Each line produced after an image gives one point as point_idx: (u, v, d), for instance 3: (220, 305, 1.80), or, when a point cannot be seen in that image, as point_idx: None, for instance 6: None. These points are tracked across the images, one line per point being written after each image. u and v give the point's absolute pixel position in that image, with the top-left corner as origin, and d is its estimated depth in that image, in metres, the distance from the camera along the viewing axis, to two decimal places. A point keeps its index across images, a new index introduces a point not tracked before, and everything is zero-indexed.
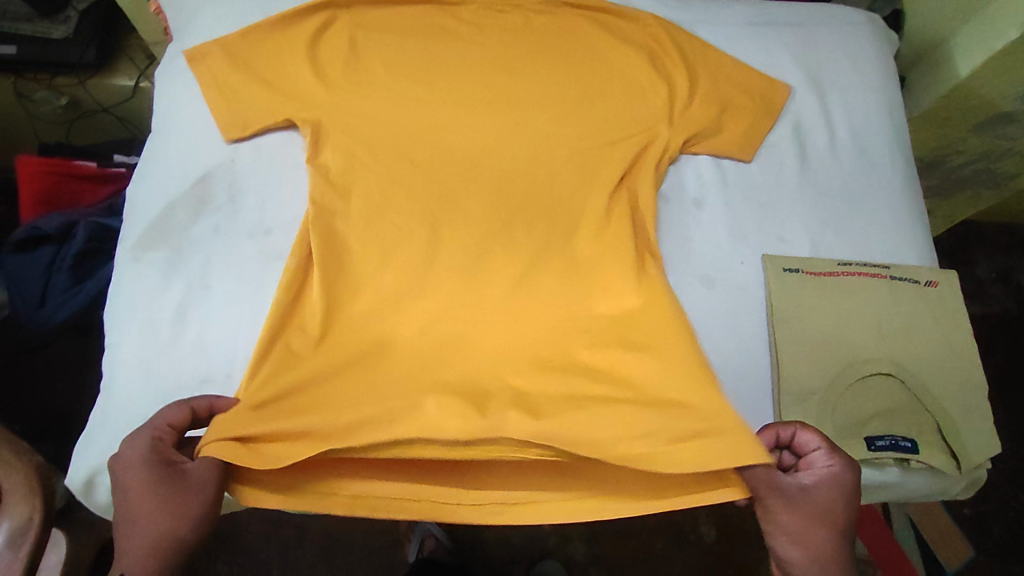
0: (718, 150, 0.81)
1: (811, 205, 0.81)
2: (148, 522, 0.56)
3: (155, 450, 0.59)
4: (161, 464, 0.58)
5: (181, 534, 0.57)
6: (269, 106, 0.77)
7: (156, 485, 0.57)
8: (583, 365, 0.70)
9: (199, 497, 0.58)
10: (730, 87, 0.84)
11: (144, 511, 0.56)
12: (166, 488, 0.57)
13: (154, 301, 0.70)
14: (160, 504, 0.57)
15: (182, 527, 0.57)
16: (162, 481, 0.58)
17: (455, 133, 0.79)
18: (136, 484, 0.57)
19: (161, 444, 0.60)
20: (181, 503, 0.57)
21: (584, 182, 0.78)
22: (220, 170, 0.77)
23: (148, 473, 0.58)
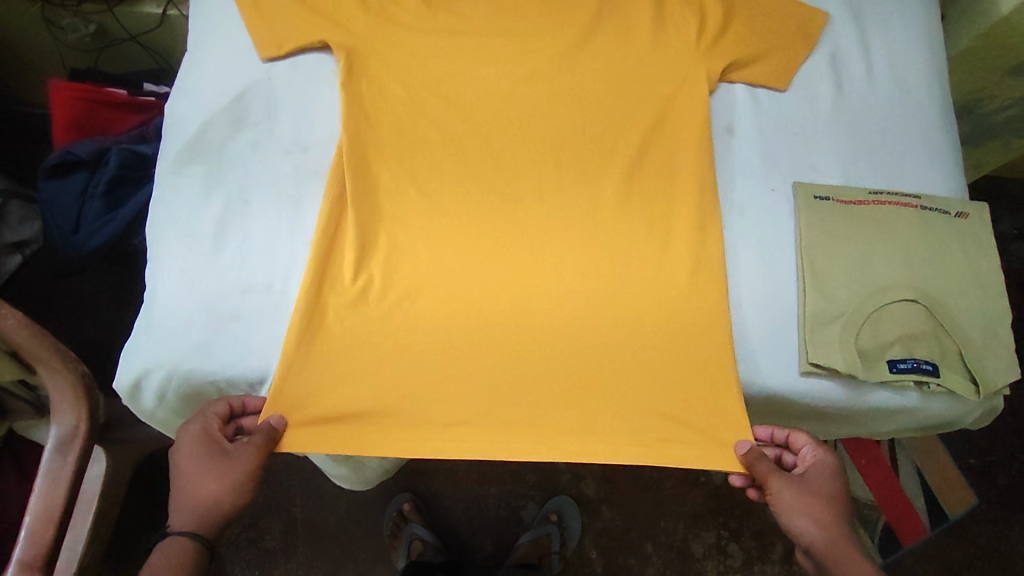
0: (752, 81, 0.81)
1: (844, 136, 0.80)
2: (202, 487, 0.64)
3: (206, 428, 0.65)
4: (209, 443, 0.65)
5: (223, 499, 0.64)
6: (305, 27, 0.77)
7: (207, 462, 0.64)
8: (610, 290, 0.72)
9: (242, 472, 0.64)
10: (764, 17, 0.83)
11: (200, 481, 0.64)
12: (215, 465, 0.64)
13: (195, 214, 0.72)
14: (211, 475, 0.64)
15: (224, 495, 0.64)
16: (212, 458, 0.65)
17: (491, 61, 0.80)
18: (189, 462, 0.65)
19: (211, 425, 0.66)
20: (228, 474, 0.64)
21: (618, 112, 0.79)
22: (256, 88, 0.77)
23: (199, 451, 0.65)
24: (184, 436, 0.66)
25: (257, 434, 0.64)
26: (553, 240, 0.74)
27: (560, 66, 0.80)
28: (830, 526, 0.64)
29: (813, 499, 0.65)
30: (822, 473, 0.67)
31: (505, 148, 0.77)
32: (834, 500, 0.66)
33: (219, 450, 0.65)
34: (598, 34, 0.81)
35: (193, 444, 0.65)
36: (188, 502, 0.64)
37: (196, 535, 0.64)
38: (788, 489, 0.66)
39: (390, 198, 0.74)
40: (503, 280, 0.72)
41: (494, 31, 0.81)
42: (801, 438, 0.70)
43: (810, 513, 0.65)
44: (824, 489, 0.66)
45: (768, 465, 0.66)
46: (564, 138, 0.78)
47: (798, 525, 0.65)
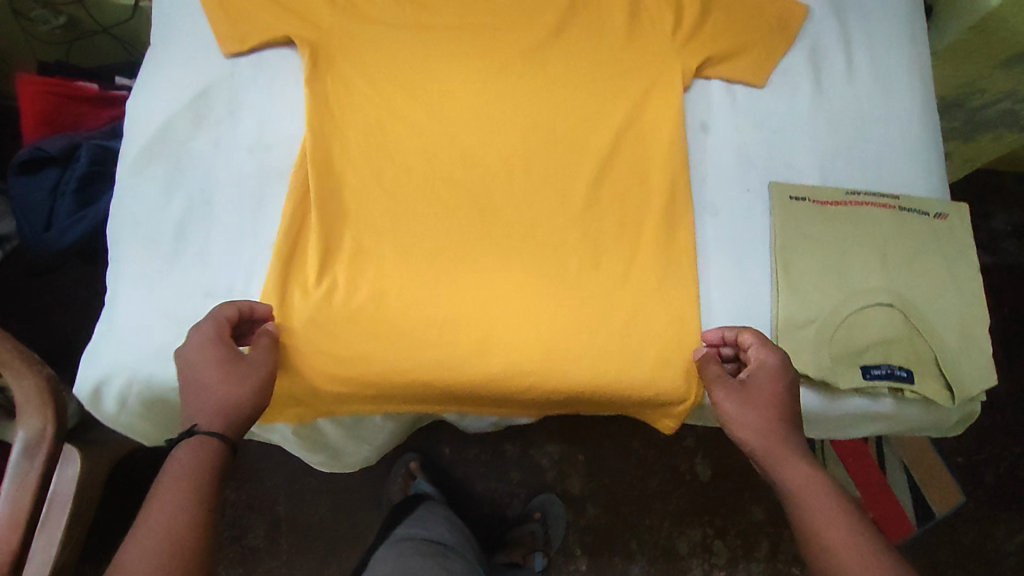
0: (730, 77, 0.79)
1: (822, 133, 0.78)
2: (221, 389, 0.59)
3: (216, 337, 0.61)
4: (223, 346, 0.61)
5: (246, 402, 0.60)
6: (270, 22, 0.75)
7: (222, 363, 0.60)
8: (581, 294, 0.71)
9: (263, 376, 0.62)
10: (744, 12, 0.81)
11: (218, 385, 0.59)
12: (232, 366, 0.60)
13: (155, 216, 0.70)
14: (229, 377, 0.60)
15: (246, 396, 0.60)
16: (229, 359, 0.60)
17: (459, 55, 0.77)
18: (202, 365, 0.60)
19: (218, 332, 0.61)
20: (249, 377, 0.61)
21: (591, 109, 0.76)
22: (218, 84, 0.75)
23: (212, 355, 0.60)
24: (193, 344, 0.61)
25: (266, 337, 0.64)
26: (522, 241, 0.72)
27: (531, 60, 0.78)
28: (769, 431, 0.63)
29: (755, 409, 0.64)
30: (763, 377, 0.65)
31: (474, 146, 0.75)
32: (774, 388, 0.64)
33: (233, 356, 0.61)
34: (570, 27, 0.79)
35: (207, 347, 0.60)
36: (203, 402, 0.59)
37: (220, 436, 0.58)
38: (729, 399, 0.65)
39: (355, 197, 0.72)
40: (472, 282, 0.71)
41: (463, 24, 0.78)
42: (747, 334, 0.67)
43: (746, 400, 0.64)
44: (764, 388, 0.64)
45: (712, 372, 0.67)
46: (536, 133, 0.76)
47: (734, 420, 0.64)
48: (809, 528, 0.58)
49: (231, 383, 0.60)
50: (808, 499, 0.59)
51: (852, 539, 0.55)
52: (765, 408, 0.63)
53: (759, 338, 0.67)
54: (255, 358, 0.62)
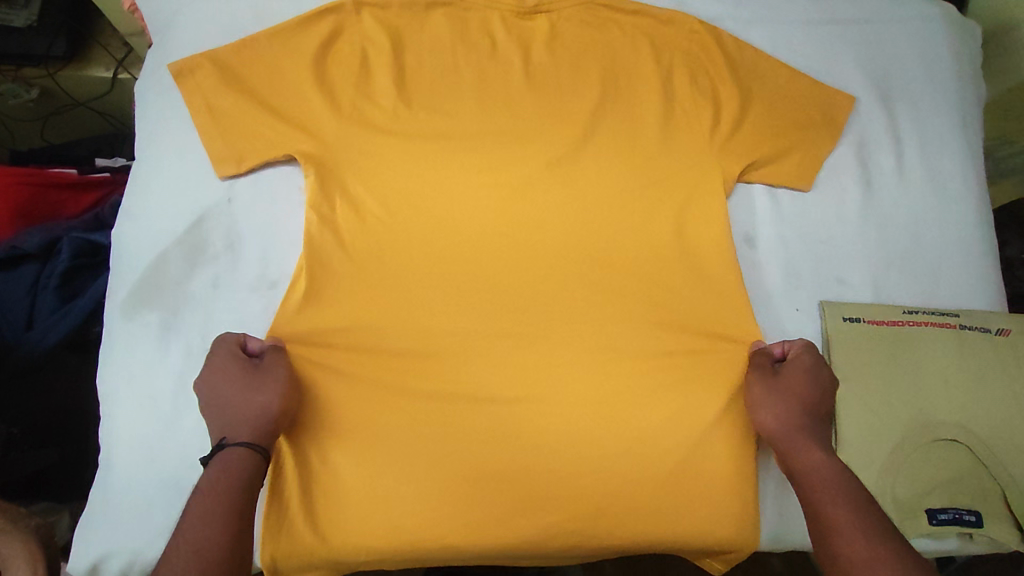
0: (773, 181, 0.73)
1: (872, 241, 0.73)
2: (244, 401, 0.58)
3: (229, 357, 0.60)
4: (237, 364, 0.60)
5: (270, 410, 0.59)
6: (269, 139, 0.68)
7: (236, 375, 0.59)
8: (623, 436, 0.65)
9: (282, 378, 0.60)
10: (784, 106, 0.75)
11: (240, 397, 0.58)
12: (248, 383, 0.59)
13: (151, 370, 0.63)
14: (248, 388, 0.59)
15: (270, 403, 0.59)
16: (244, 370, 0.60)
17: (481, 168, 0.71)
18: (222, 384, 0.59)
19: (230, 350, 0.61)
20: (267, 382, 0.59)
21: (626, 222, 0.71)
22: (215, 212, 0.68)
23: (231, 369, 0.60)
24: (206, 369, 0.60)
25: (273, 346, 0.62)
26: (558, 377, 0.66)
27: (559, 171, 0.71)
28: (795, 421, 0.62)
29: (787, 399, 0.63)
30: (802, 371, 0.64)
31: (501, 270, 0.69)
32: (813, 389, 0.63)
33: (246, 370, 0.60)
34: (600, 131, 0.73)
35: (222, 367, 0.60)
36: (231, 418, 0.58)
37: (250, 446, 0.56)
38: (762, 386, 0.64)
39: (372, 335, 0.66)
40: (501, 428, 0.64)
41: (483, 132, 0.72)
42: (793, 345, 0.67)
43: (782, 398, 0.63)
44: (803, 384, 0.64)
45: (759, 362, 0.65)
46: (567, 253, 0.70)
47: (767, 411, 0.63)
48: (822, 507, 0.55)
49: (253, 393, 0.59)
50: (827, 486, 0.57)
51: (858, 524, 0.53)
52: (800, 399, 0.62)
53: (809, 346, 0.66)
54: (266, 367, 0.60)
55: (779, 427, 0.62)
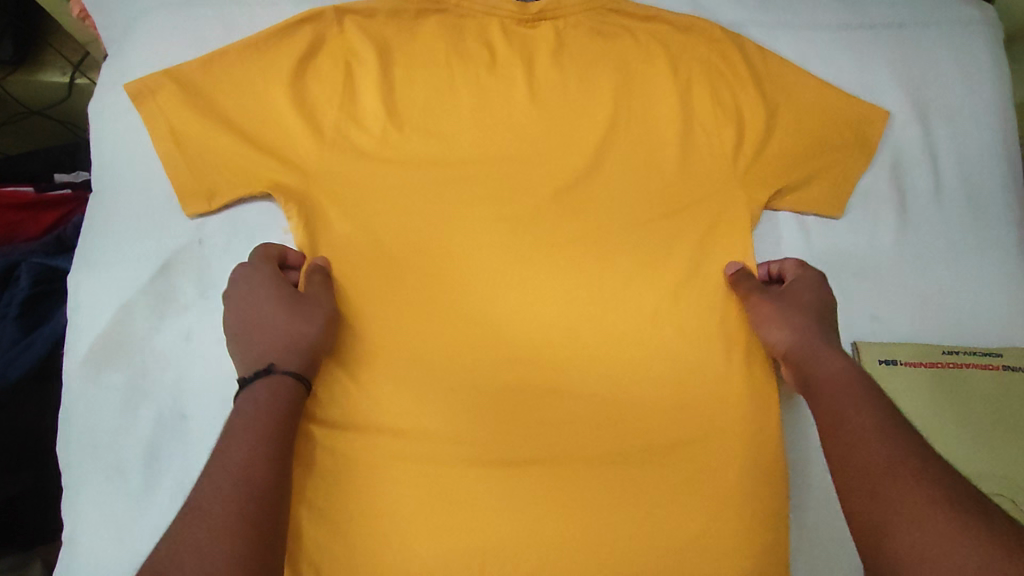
0: (803, 207, 0.67)
1: (910, 271, 0.67)
2: (285, 325, 0.54)
3: (276, 278, 0.57)
4: (284, 287, 0.56)
5: (313, 341, 0.54)
6: (245, 169, 0.60)
7: (282, 299, 0.55)
8: (646, 495, 0.59)
9: (327, 309, 0.57)
10: (816, 120, 0.67)
11: (284, 320, 0.54)
12: (291, 304, 0.56)
13: (118, 438, 0.56)
14: (292, 313, 0.55)
15: (313, 334, 0.55)
16: (288, 297, 0.56)
17: (482, 200, 0.64)
18: (269, 301, 0.55)
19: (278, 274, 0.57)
20: (313, 312, 0.56)
21: (642, 255, 0.64)
22: (184, 255, 0.60)
23: (273, 292, 0.56)
24: (252, 286, 0.56)
25: (321, 278, 0.58)
26: (573, 430, 0.60)
27: (569, 200, 0.65)
28: (807, 330, 0.58)
29: (792, 308, 0.60)
30: (800, 287, 0.62)
31: (507, 314, 0.62)
32: (820, 301, 0.61)
33: (300, 295, 0.56)
34: (614, 153, 0.66)
35: (267, 287, 0.56)
36: (270, 343, 0.53)
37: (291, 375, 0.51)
38: (768, 299, 0.61)
39: (366, 392, 0.59)
40: (510, 493, 0.58)
41: (482, 156, 0.65)
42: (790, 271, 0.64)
43: (786, 317, 0.59)
44: (805, 295, 0.61)
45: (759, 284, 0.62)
46: (579, 293, 0.63)
47: (774, 329, 0.60)
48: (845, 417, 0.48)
49: (296, 319, 0.54)
50: (847, 387, 0.51)
51: (877, 427, 0.46)
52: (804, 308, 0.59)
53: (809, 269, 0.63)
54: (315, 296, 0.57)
55: (791, 339, 0.58)
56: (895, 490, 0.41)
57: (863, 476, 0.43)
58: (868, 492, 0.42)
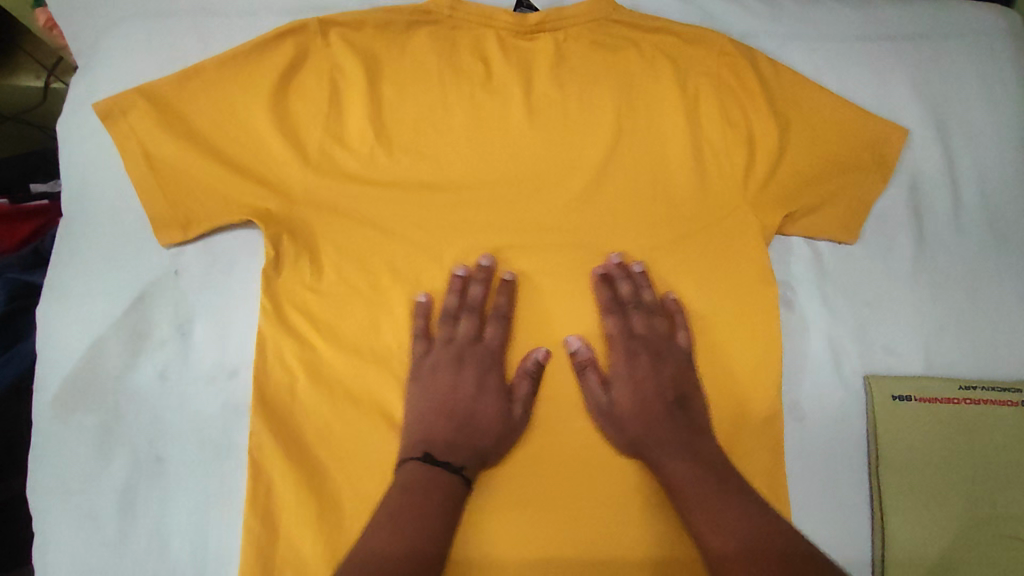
0: (817, 231, 0.63)
1: (926, 300, 0.63)
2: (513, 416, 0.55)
3: (486, 365, 0.57)
4: (465, 367, 0.57)
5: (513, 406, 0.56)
6: (223, 195, 0.57)
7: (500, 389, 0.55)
8: (661, 541, 0.54)
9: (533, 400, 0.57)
10: (830, 138, 0.64)
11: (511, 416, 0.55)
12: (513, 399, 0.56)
13: (92, 482, 0.53)
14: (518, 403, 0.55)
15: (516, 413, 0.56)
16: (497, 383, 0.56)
17: (475, 229, 0.60)
18: (472, 398, 0.55)
19: (480, 357, 0.57)
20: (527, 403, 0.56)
21: (648, 287, 0.60)
22: (159, 287, 0.57)
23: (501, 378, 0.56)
24: (429, 360, 0.56)
25: (527, 379, 0.56)
26: (577, 471, 0.55)
27: (569, 228, 0.61)
28: (630, 402, 0.56)
29: (617, 378, 0.57)
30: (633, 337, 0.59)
31: (500, 348, 0.58)
32: (614, 369, 0.57)
33: (497, 403, 0.55)
34: (617, 176, 0.62)
35: (470, 380, 0.56)
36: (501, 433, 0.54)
37: (452, 466, 0.52)
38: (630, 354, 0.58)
39: (345, 432, 0.54)
40: (506, 554, 0.52)
41: (477, 182, 0.61)
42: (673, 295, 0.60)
43: (635, 378, 0.57)
44: (608, 357, 0.58)
45: (604, 298, 0.59)
46: (577, 327, 0.59)
47: (619, 385, 0.57)
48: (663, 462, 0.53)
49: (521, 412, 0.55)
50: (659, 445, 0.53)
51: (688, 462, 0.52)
52: (621, 385, 0.57)
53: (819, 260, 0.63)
54: (513, 411, 0.55)
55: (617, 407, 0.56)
56: (701, 524, 0.49)
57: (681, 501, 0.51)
58: (700, 521, 0.49)
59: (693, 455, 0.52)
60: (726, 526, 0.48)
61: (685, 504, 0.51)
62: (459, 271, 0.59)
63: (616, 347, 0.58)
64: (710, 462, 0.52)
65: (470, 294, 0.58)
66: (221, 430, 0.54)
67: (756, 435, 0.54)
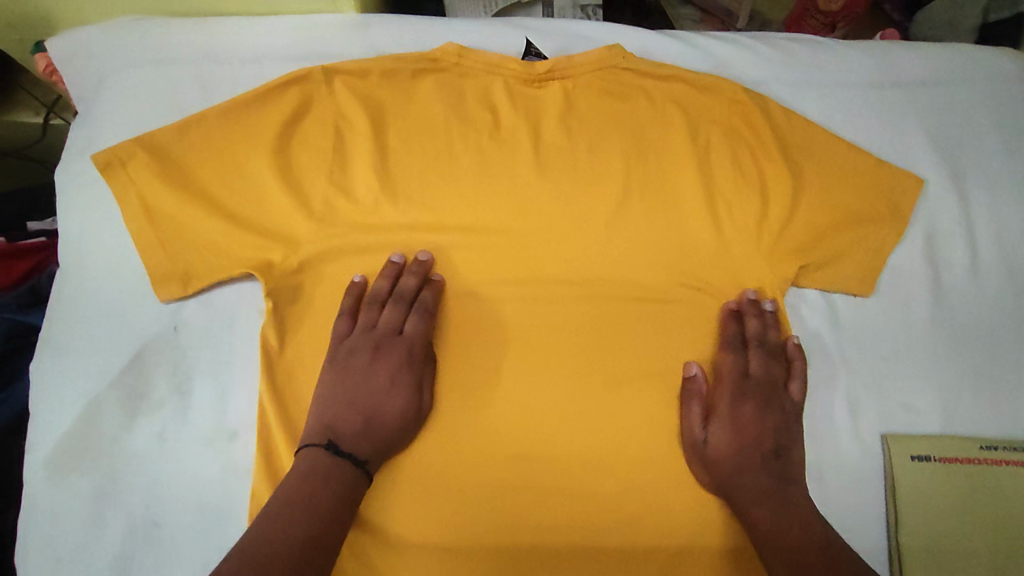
0: (832, 283, 0.62)
1: (945, 354, 0.61)
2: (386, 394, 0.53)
3: (401, 355, 0.55)
4: (378, 360, 0.54)
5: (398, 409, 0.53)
6: (225, 249, 0.56)
7: (363, 368, 0.53)
8: None
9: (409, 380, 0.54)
10: (845, 188, 0.62)
11: (367, 392, 0.53)
12: (398, 382, 0.54)
13: (85, 550, 0.51)
14: (399, 383, 0.53)
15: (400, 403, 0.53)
16: (396, 363, 0.54)
17: (483, 280, 0.59)
18: (384, 392, 0.53)
19: (396, 349, 0.55)
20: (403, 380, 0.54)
21: (657, 338, 0.59)
22: (157, 344, 0.55)
23: (402, 363, 0.54)
24: (347, 344, 0.55)
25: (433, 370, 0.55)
26: (586, 535, 0.53)
27: (576, 279, 0.60)
28: (746, 447, 0.54)
29: (740, 426, 0.54)
30: (763, 381, 0.57)
31: (507, 406, 0.56)
32: (757, 419, 0.55)
33: (410, 387, 0.54)
34: (629, 223, 0.61)
35: (385, 372, 0.54)
36: (342, 410, 0.52)
37: (357, 458, 0.50)
38: (746, 400, 0.56)
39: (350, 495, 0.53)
40: None
41: (482, 230, 0.60)
42: (778, 321, 0.59)
43: (737, 422, 0.55)
44: (753, 403, 0.55)
45: (729, 332, 0.58)
46: (588, 379, 0.57)
47: (717, 428, 0.54)
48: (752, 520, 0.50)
49: (375, 386, 0.53)
50: (756, 500, 0.51)
51: (790, 510, 0.50)
52: (749, 432, 0.54)
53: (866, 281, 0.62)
54: (423, 403, 0.54)
55: (722, 455, 0.53)
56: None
57: (777, 555, 0.48)
58: (776, 563, 0.47)
59: (791, 503, 0.50)
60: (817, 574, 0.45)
61: (780, 556, 0.47)
62: (396, 258, 0.58)
63: (753, 393, 0.56)
64: (806, 516, 0.50)
65: (401, 283, 0.57)
66: (220, 495, 0.52)
67: (794, 496, 0.51)
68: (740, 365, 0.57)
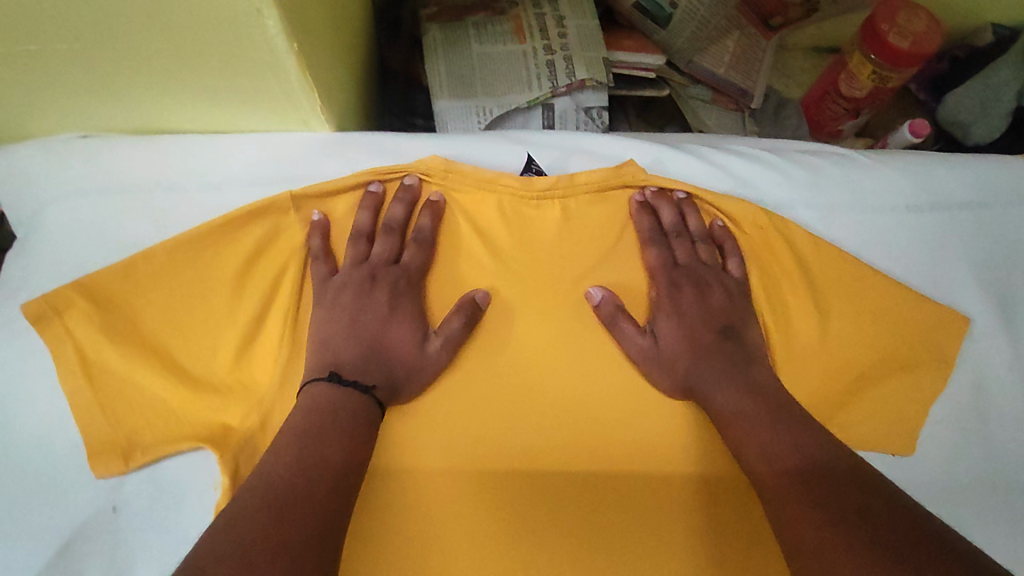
0: (870, 442, 0.54)
1: (998, 526, 0.54)
2: (395, 345, 0.50)
3: (398, 294, 0.52)
4: (377, 289, 0.51)
5: (403, 334, 0.50)
6: (177, 416, 0.49)
7: (355, 298, 0.51)
8: None
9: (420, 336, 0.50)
10: (880, 330, 0.55)
11: (376, 345, 0.50)
12: (406, 330, 0.50)
13: None
14: (406, 336, 0.50)
15: (405, 335, 0.50)
16: (395, 285, 0.52)
17: (464, 447, 0.49)
18: (385, 319, 0.51)
19: (393, 278, 0.52)
20: (407, 332, 0.50)
21: (670, 506, 0.51)
22: (94, 529, 0.48)
23: (405, 308, 0.51)
24: (340, 281, 0.52)
25: (462, 316, 0.51)
26: None
27: (574, 433, 0.51)
28: (703, 355, 0.51)
29: (689, 332, 0.52)
30: (696, 270, 0.55)
31: None
32: (695, 314, 0.53)
33: (413, 329, 0.50)
34: (647, 308, 0.54)
35: (382, 300, 0.51)
36: (337, 342, 0.49)
37: (363, 386, 0.47)
38: (679, 298, 0.54)
39: None
40: None
41: (467, 374, 0.51)
42: (696, 206, 0.58)
43: (681, 316, 0.53)
44: (692, 296, 0.54)
45: (646, 225, 0.56)
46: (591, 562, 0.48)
47: (663, 322, 0.52)
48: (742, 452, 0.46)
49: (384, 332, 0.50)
50: (739, 432, 0.47)
51: (779, 431, 0.45)
52: (694, 322, 0.53)
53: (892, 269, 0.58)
54: (429, 346, 0.50)
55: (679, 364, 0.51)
56: (795, 523, 0.40)
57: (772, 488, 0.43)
58: (756, 457, 0.45)
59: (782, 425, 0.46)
60: (816, 514, 0.40)
61: (775, 500, 0.42)
62: (373, 186, 0.55)
63: (688, 290, 0.54)
64: (808, 434, 0.45)
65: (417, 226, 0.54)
66: None
67: (779, 410, 0.47)
68: (668, 255, 0.55)
